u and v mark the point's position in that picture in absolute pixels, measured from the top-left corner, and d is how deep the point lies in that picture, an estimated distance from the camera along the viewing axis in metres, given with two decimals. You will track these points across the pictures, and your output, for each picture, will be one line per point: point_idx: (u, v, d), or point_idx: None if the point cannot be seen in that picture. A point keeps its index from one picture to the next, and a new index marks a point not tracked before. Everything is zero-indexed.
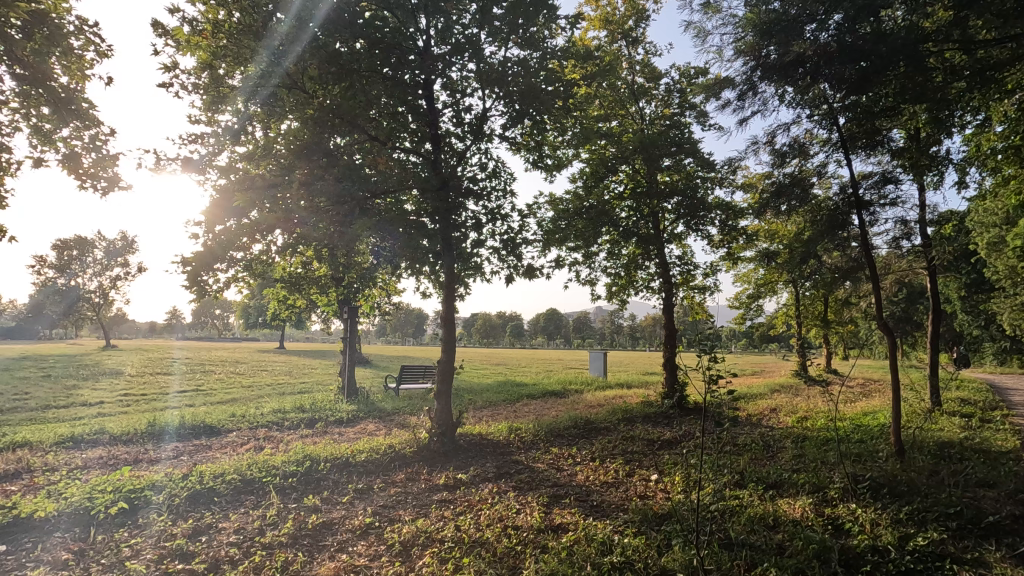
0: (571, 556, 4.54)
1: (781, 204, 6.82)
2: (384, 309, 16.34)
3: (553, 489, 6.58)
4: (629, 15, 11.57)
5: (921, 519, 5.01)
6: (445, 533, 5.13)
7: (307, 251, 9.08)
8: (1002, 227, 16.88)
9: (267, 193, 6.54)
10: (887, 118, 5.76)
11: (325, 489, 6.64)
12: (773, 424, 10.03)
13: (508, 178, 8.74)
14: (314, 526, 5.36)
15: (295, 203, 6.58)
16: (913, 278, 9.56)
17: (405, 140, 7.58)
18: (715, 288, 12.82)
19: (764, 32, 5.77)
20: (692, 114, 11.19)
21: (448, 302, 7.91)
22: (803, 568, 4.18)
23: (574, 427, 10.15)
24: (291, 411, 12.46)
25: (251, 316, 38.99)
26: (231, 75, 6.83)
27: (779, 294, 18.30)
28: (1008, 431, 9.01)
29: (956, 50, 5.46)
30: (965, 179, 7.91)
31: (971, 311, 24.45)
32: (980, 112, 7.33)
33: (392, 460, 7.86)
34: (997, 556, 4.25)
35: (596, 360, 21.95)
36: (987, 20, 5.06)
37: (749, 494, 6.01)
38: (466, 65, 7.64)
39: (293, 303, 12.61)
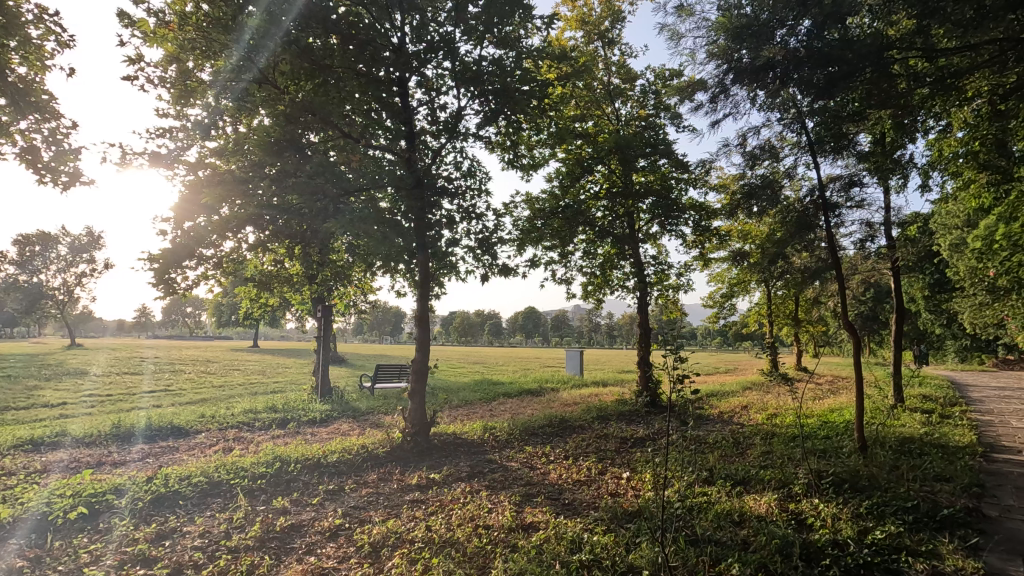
0: (541, 555, 4.57)
1: (752, 205, 6.96)
2: (359, 307, 16.17)
3: (526, 488, 6.60)
4: (605, 16, 11.64)
5: (880, 513, 5.17)
6: (416, 533, 5.12)
7: (279, 249, 8.95)
8: (964, 229, 17.50)
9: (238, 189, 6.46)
10: (853, 122, 5.91)
11: (295, 490, 6.56)
12: (743, 421, 10.23)
13: (484, 177, 8.73)
14: (281, 529, 5.28)
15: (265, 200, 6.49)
16: (878, 277, 9.84)
17: (379, 138, 7.52)
18: (688, 287, 13.03)
19: (735, 36, 5.85)
20: (667, 115, 11.32)
21: (422, 301, 7.87)
22: (766, 563, 4.28)
23: (549, 425, 10.19)
24: (263, 411, 12.26)
25: (224, 314, 38.19)
26: (200, 69, 6.68)
27: (752, 293, 18.66)
28: (966, 426, 9.36)
29: (921, 58, 5.59)
30: (927, 183, 8.17)
31: (934, 310, 25.31)
32: (942, 118, 7.56)
33: (364, 460, 7.82)
34: (950, 548, 4.41)
35: (573, 359, 22.08)
36: (948, 29, 5.23)
37: (717, 491, 6.14)
38: (441, 63, 7.60)
39: (265, 301, 12.38)
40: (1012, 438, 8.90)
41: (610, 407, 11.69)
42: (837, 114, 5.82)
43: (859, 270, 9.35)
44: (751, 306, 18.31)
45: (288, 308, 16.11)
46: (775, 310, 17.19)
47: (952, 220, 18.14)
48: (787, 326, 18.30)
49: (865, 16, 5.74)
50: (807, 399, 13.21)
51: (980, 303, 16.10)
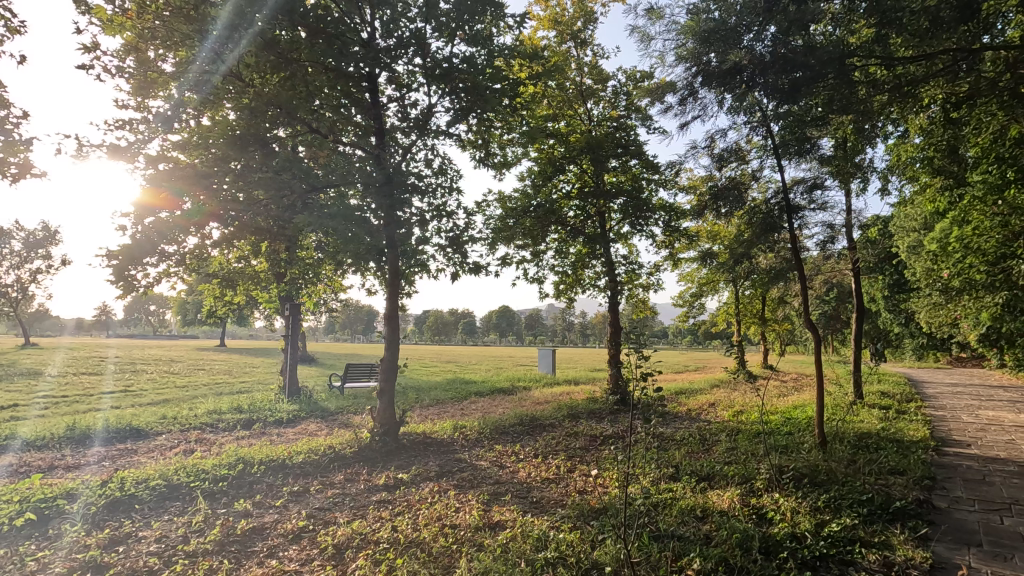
0: (506, 554, 4.57)
1: (719, 206, 7.09)
2: (329, 306, 15.92)
3: (494, 487, 6.59)
4: (577, 17, 11.69)
5: (837, 506, 5.33)
6: (382, 534, 5.07)
7: (244, 245, 8.74)
8: (921, 232, 18.18)
9: (200, 183, 6.27)
10: (816, 126, 6.05)
11: (258, 492, 6.41)
12: (710, 418, 10.43)
13: (455, 175, 8.69)
14: (242, 533, 5.16)
15: (230, 195, 6.35)
16: (839, 277, 10.13)
17: (348, 134, 7.41)
18: (658, 286, 13.23)
19: (704, 40, 5.94)
20: (638, 117, 11.43)
21: (392, 299, 7.79)
22: (726, 557, 4.35)
23: (519, 424, 10.21)
24: (227, 412, 11.97)
25: (189, 313, 37.15)
26: (160, 59, 6.45)
27: (720, 292, 19.01)
28: (920, 421, 9.72)
29: (880, 66, 5.78)
30: (886, 187, 8.44)
31: (893, 309, 26.29)
32: (899, 124, 7.82)
33: (331, 460, 7.70)
34: (901, 539, 4.58)
35: (544, 357, 22.17)
36: (905, 38, 5.44)
37: (683, 487, 6.23)
38: (412, 59, 7.51)
39: (230, 299, 12.06)
40: (962, 432, 9.29)
41: (581, 405, 11.79)
42: (801, 118, 5.97)
43: (821, 271, 9.61)
44: (719, 305, 18.65)
45: (255, 307, 15.74)
46: (742, 309, 17.58)
47: (909, 223, 18.84)
48: (754, 325, 18.69)
49: (829, 24, 5.94)
50: (771, 396, 13.53)
51: (934, 303, 16.78)
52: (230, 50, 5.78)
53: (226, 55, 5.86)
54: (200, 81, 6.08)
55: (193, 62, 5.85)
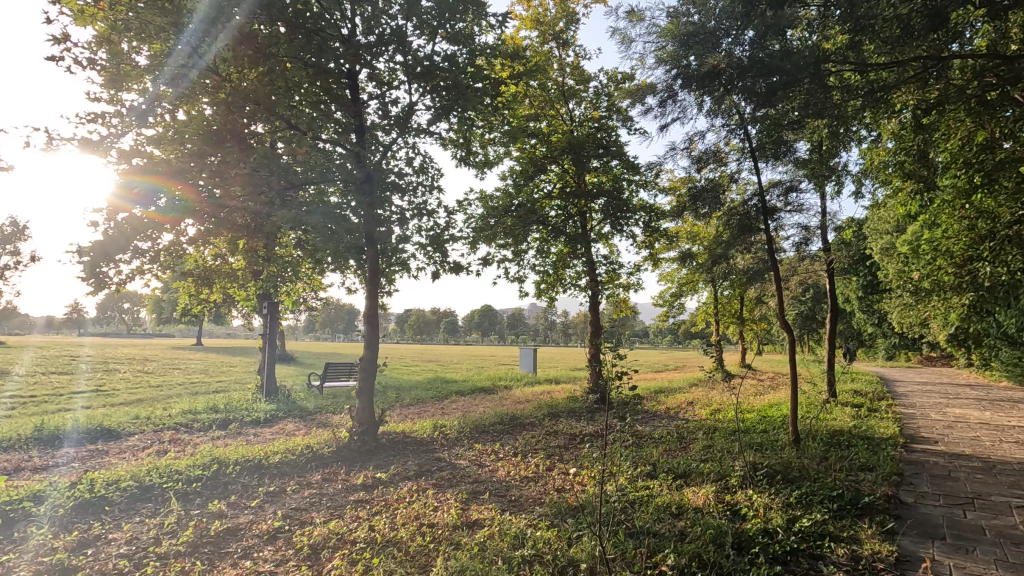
0: (483, 552, 4.59)
1: (697, 208, 7.18)
2: (309, 304, 15.76)
3: (473, 486, 6.60)
4: (560, 17, 11.74)
5: (808, 502, 5.46)
6: (359, 534, 5.04)
7: (221, 242, 8.61)
8: (894, 234, 18.64)
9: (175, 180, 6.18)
10: (792, 130, 6.17)
11: (233, 492, 6.33)
12: (688, 417, 10.57)
13: (436, 173, 8.68)
14: (215, 534, 5.09)
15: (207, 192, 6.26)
16: (814, 278, 10.34)
17: (328, 131, 7.34)
18: (638, 286, 13.36)
19: (683, 42, 6.00)
20: (619, 118, 11.52)
21: (372, 298, 7.74)
22: (700, 552, 4.41)
23: (500, 423, 10.24)
24: (203, 412, 11.79)
25: (164, 312, 36.46)
26: (134, 51, 6.31)
27: (700, 292, 19.25)
28: (891, 419, 9.99)
29: (854, 72, 5.91)
30: (860, 190, 8.63)
31: (866, 310, 26.90)
32: (872, 129, 8.01)
33: (309, 460, 7.63)
34: (868, 533, 4.70)
35: (526, 357, 22.22)
36: (878, 46, 5.59)
37: (659, 484, 6.31)
38: (393, 57, 7.47)
39: (206, 297, 11.86)
40: (929, 429, 9.57)
41: (561, 404, 11.85)
42: (777, 122, 6.10)
43: (797, 272, 9.80)
44: (698, 305, 18.89)
45: (233, 305, 15.51)
46: (720, 309, 17.84)
47: (883, 226, 19.31)
48: (732, 325, 18.98)
49: (804, 30, 6.05)
50: (747, 394, 13.77)
51: (905, 304, 17.23)
52: (209, 45, 5.70)
53: (204, 52, 5.78)
54: (175, 75, 5.98)
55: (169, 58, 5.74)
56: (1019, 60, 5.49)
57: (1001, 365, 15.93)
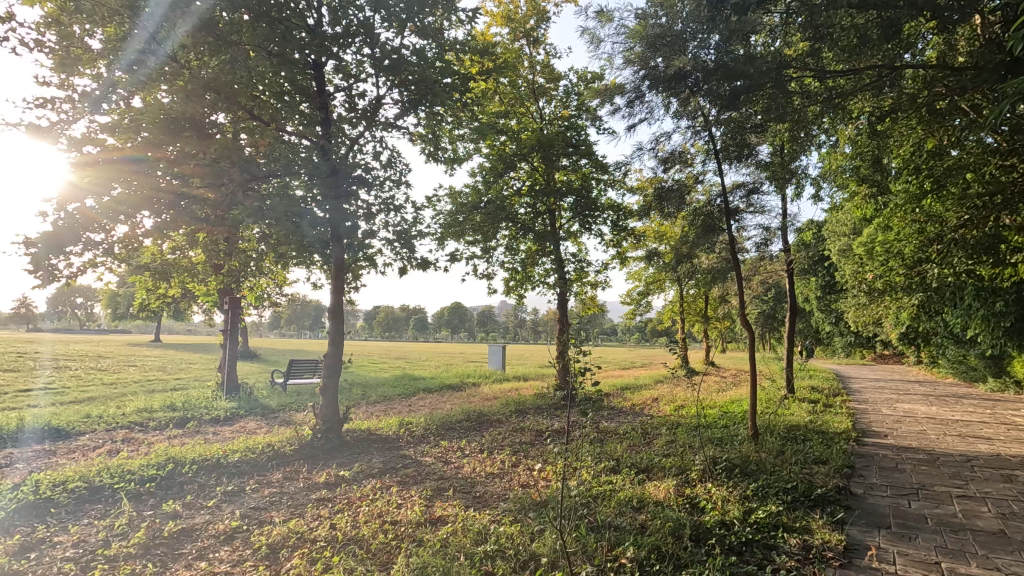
0: (445, 548, 4.58)
1: (664, 207, 7.27)
2: (273, 300, 15.42)
3: (437, 482, 6.59)
4: (530, 15, 11.74)
5: (764, 494, 5.63)
6: (319, 533, 4.96)
7: (179, 235, 8.33)
8: (851, 236, 19.35)
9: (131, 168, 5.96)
10: (755, 133, 6.30)
11: (189, 492, 6.15)
12: (652, 412, 10.76)
13: (404, 169, 8.59)
14: (170, 535, 4.94)
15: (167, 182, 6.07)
16: (775, 278, 10.63)
17: (293, 122, 7.18)
18: (606, 284, 13.51)
19: (651, 44, 5.96)
20: (588, 117, 11.61)
21: (337, 293, 7.59)
22: (659, 545, 4.49)
23: (466, 420, 10.22)
24: (159, 410, 11.41)
25: (119, 306, 35.14)
26: (86, 34, 6.01)
27: (667, 291, 19.56)
28: (844, 414, 10.39)
29: (813, 78, 6.10)
30: (818, 193, 8.91)
31: (824, 309, 27.87)
32: (831, 134, 8.28)
33: (269, 459, 7.46)
34: (819, 523, 4.88)
35: (495, 354, 22.22)
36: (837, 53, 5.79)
37: (622, 479, 6.41)
38: (360, 49, 7.32)
39: (164, 291, 11.47)
40: (879, 424, 9.95)
41: (529, 401, 11.92)
42: (741, 124, 6.23)
43: (759, 272, 10.05)
44: (665, 304, 19.23)
45: (193, 300, 15.06)
46: (686, 307, 18.22)
47: (840, 228, 20.01)
48: (697, 322, 19.41)
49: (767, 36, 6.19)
50: (710, 390, 14.10)
51: (860, 304, 17.92)
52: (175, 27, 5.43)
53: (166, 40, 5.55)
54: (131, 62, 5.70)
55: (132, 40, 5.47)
56: (965, 72, 5.75)
57: (947, 363, 16.72)
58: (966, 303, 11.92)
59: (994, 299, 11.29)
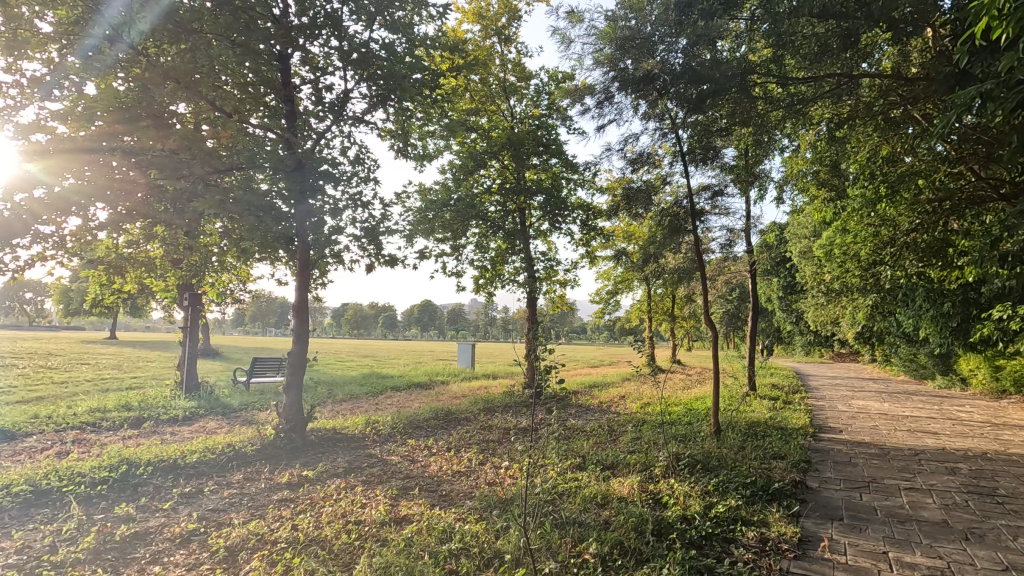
0: (410, 547, 4.55)
1: (631, 208, 7.37)
2: (237, 297, 15.02)
3: (403, 481, 6.53)
4: (502, 13, 11.72)
5: (725, 489, 5.78)
6: (280, 534, 4.86)
7: (136, 228, 8.03)
8: (811, 239, 19.99)
9: (85, 158, 5.68)
10: (721, 136, 6.42)
11: (143, 494, 5.94)
12: (619, 410, 10.91)
13: (372, 164, 8.47)
14: (121, 538, 4.76)
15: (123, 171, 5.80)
16: (738, 278, 10.89)
17: (257, 115, 6.99)
18: (575, 282, 13.61)
19: (619, 46, 6.01)
20: (559, 117, 11.66)
21: (302, 290, 7.43)
22: (621, 540, 4.56)
23: (434, 418, 10.19)
24: (114, 410, 10.95)
25: (72, 301, 33.67)
26: (36, 16, 5.72)
27: (635, 289, 19.83)
28: (802, 410, 10.73)
29: (775, 84, 6.26)
30: (779, 196, 9.16)
31: (786, 309, 28.72)
32: (792, 139, 8.53)
33: (230, 459, 7.27)
34: (776, 516, 5.04)
35: (464, 352, 22.17)
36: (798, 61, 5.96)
37: (588, 475, 6.48)
38: (327, 41, 7.18)
39: (118, 286, 11.02)
40: (835, 420, 10.31)
41: (497, 399, 11.92)
42: (707, 127, 6.34)
43: (723, 272, 10.28)
44: (633, 302, 19.49)
45: (151, 296, 14.56)
46: (653, 306, 18.52)
47: (801, 230, 20.62)
48: (664, 321, 19.75)
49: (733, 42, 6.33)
50: (674, 388, 14.37)
51: (818, 304, 18.56)
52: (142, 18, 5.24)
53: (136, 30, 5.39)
54: (89, 48, 5.43)
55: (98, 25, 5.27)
56: (917, 82, 6.00)
57: (898, 361, 17.45)
58: (916, 304, 12.47)
59: (942, 301, 11.85)
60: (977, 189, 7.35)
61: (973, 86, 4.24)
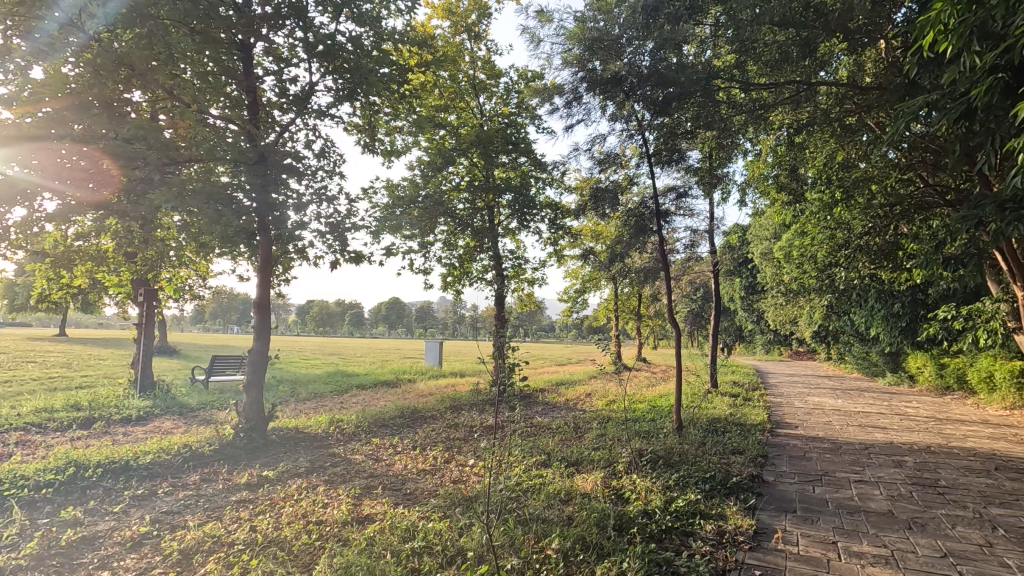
0: (372, 547, 4.50)
1: (599, 208, 7.46)
2: (196, 293, 14.54)
3: (367, 480, 6.46)
4: (472, 10, 11.66)
5: (685, 484, 5.92)
6: (237, 536, 4.74)
7: (86, 220, 7.70)
8: (771, 241, 20.57)
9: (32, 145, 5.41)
10: (686, 139, 6.53)
11: (92, 497, 5.71)
12: (584, 407, 11.04)
13: (338, 159, 8.33)
14: (67, 543, 4.57)
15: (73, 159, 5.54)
16: (701, 278, 11.15)
17: (217, 105, 6.78)
18: (543, 281, 13.68)
19: (588, 47, 6.04)
20: (528, 115, 11.67)
21: (264, 286, 7.24)
22: (583, 535, 4.61)
23: (399, 416, 10.08)
24: (61, 410, 10.47)
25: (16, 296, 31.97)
26: None
27: (602, 288, 20.06)
28: (761, 406, 11.08)
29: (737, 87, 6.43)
30: (741, 199, 9.41)
31: (747, 309, 29.55)
32: (755, 143, 8.76)
33: (186, 459, 7.05)
34: (733, 509, 5.19)
35: (432, 350, 22.00)
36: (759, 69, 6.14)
37: (553, 472, 6.54)
38: (292, 31, 7.01)
39: (68, 281, 10.54)
40: (792, 416, 10.69)
41: (464, 397, 11.90)
42: (672, 130, 6.45)
43: (687, 272, 10.50)
44: (600, 301, 19.72)
45: (103, 291, 13.98)
46: (620, 305, 18.75)
47: (763, 232, 21.22)
48: (630, 320, 20.02)
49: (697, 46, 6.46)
50: (639, 385, 14.62)
51: (778, 303, 19.17)
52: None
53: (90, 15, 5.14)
54: (42, 31, 5.23)
55: (53, 9, 5.08)
56: (871, 91, 6.25)
57: (852, 360, 18.16)
58: (869, 305, 13.00)
59: (892, 301, 12.39)
60: (925, 195, 7.73)
61: (919, 97, 4.45)
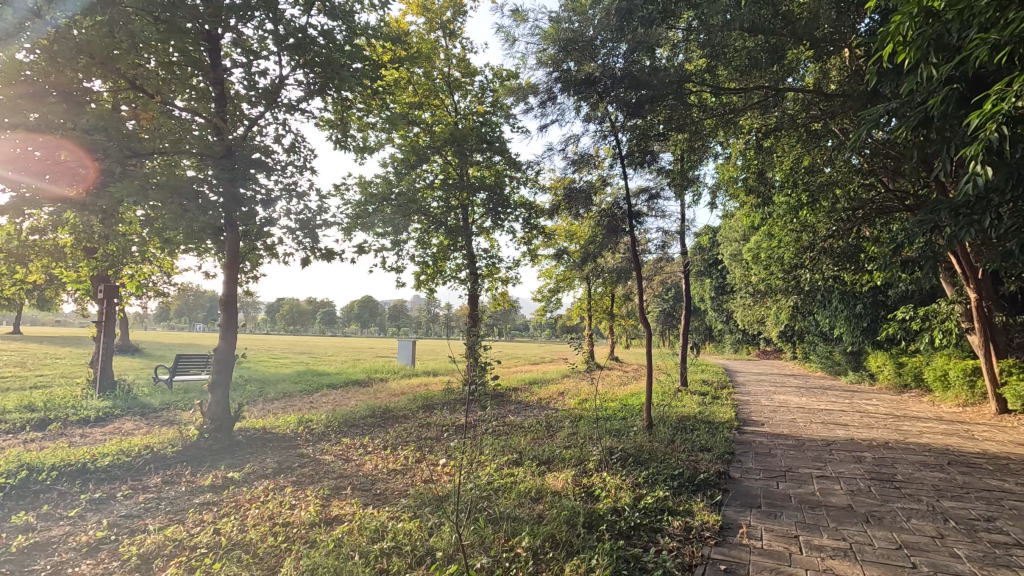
0: (340, 548, 4.44)
1: (572, 208, 7.50)
2: (159, 290, 14.09)
3: (336, 481, 6.37)
4: (447, 7, 11.58)
5: (654, 481, 6.00)
6: (201, 539, 4.62)
7: (41, 213, 7.38)
8: (740, 243, 21.00)
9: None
10: (659, 141, 6.60)
11: (45, 502, 5.48)
12: (557, 406, 11.09)
13: (308, 154, 8.18)
14: (17, 549, 4.38)
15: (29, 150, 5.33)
16: (671, 278, 11.32)
17: (183, 97, 6.58)
18: (516, 280, 13.70)
19: (562, 47, 6.05)
20: (502, 115, 11.66)
21: (230, 282, 7.07)
22: (553, 533, 4.64)
23: (370, 416, 9.96)
24: (14, 411, 10.04)
25: None
26: None
27: (576, 287, 20.18)
28: (729, 404, 11.32)
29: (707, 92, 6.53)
30: (711, 201, 9.58)
31: (717, 309, 30.10)
32: (725, 146, 8.94)
33: (146, 461, 6.83)
34: (700, 505, 5.29)
35: (405, 349, 21.79)
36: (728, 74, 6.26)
37: (524, 471, 6.56)
38: (262, 23, 6.85)
39: (21, 277, 10.09)
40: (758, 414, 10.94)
41: (437, 397, 11.82)
42: (646, 131, 6.49)
43: (659, 272, 10.64)
44: (574, 301, 19.84)
45: (61, 287, 13.44)
46: (593, 305, 18.90)
47: (732, 234, 21.65)
48: (603, 320, 20.20)
49: (670, 50, 6.55)
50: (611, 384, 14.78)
51: (746, 304, 19.58)
52: None
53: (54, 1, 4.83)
54: None
55: None
56: (835, 98, 6.44)
57: (816, 359, 18.67)
58: (832, 306, 13.39)
59: (855, 302, 12.79)
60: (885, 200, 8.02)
61: (880, 105, 4.59)
